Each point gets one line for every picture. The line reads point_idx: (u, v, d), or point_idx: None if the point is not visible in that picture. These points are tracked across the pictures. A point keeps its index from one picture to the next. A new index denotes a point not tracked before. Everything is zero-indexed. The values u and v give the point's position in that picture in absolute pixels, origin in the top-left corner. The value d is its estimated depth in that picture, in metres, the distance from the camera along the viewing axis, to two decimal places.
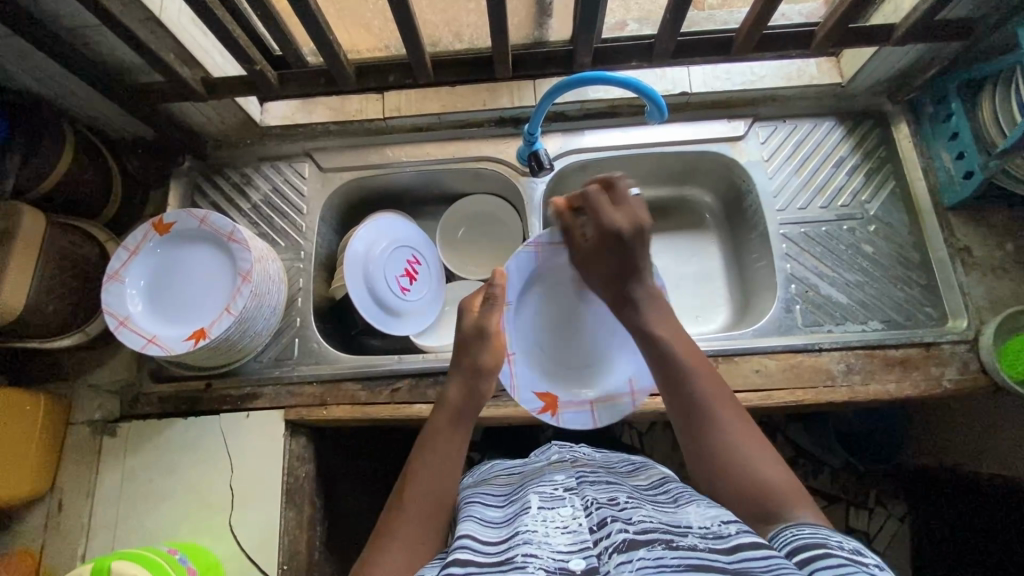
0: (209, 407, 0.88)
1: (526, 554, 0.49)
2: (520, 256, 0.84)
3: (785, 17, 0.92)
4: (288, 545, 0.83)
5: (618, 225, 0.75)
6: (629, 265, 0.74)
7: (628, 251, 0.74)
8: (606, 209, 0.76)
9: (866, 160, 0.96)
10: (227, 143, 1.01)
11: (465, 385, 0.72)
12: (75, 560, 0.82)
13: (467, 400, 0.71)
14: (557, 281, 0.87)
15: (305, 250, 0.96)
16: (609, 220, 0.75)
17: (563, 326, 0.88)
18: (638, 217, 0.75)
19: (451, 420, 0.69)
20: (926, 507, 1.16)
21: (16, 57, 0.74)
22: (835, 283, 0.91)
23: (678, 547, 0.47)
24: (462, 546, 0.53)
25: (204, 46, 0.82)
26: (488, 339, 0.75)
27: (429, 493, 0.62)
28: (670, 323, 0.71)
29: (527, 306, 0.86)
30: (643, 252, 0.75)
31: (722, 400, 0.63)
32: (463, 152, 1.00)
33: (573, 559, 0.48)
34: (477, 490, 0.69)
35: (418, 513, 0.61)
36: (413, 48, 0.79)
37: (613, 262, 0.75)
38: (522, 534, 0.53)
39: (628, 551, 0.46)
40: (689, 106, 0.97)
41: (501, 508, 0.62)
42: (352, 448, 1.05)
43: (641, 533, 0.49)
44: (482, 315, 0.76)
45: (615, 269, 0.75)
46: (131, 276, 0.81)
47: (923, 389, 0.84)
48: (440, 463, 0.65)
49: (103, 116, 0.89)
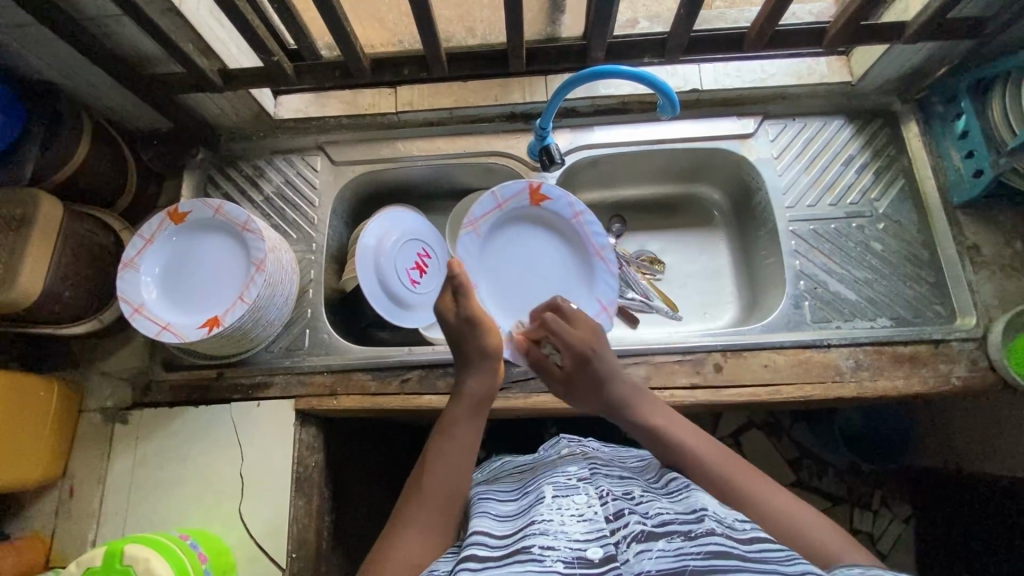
0: (220, 395, 0.88)
1: (543, 546, 0.50)
2: (464, 240, 0.89)
3: (796, 16, 0.92)
4: (298, 533, 0.83)
5: (581, 343, 0.77)
6: (601, 379, 0.75)
7: (595, 367, 0.76)
8: (567, 330, 0.79)
9: (875, 158, 0.96)
10: (240, 136, 1.01)
11: (485, 377, 0.73)
12: (86, 545, 0.83)
13: (484, 391, 0.72)
14: (498, 242, 0.92)
15: (317, 242, 0.97)
16: (574, 338, 0.78)
17: (519, 279, 0.93)
18: (597, 330, 0.80)
19: (470, 412, 0.69)
20: (930, 509, 1.17)
21: (37, 45, 0.75)
22: (844, 279, 0.91)
23: (696, 535, 0.48)
24: (477, 541, 0.53)
25: (222, 38, 0.83)
26: (480, 327, 0.75)
27: (448, 479, 0.63)
28: (661, 410, 0.72)
29: (485, 276, 0.91)
30: (609, 361, 0.77)
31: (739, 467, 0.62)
32: (474, 146, 1.00)
33: (590, 548, 0.49)
34: (489, 486, 0.69)
35: (435, 500, 0.61)
36: (428, 41, 0.80)
37: (587, 383, 0.76)
38: (537, 524, 0.53)
39: (647, 541, 0.48)
40: (699, 103, 0.98)
41: (515, 501, 0.62)
42: (361, 441, 1.05)
43: (659, 525, 0.51)
44: (463, 307, 0.75)
45: (593, 389, 0.76)
46: (147, 264, 0.82)
47: (931, 385, 0.84)
48: (460, 453, 0.65)
49: (119, 107, 0.90)
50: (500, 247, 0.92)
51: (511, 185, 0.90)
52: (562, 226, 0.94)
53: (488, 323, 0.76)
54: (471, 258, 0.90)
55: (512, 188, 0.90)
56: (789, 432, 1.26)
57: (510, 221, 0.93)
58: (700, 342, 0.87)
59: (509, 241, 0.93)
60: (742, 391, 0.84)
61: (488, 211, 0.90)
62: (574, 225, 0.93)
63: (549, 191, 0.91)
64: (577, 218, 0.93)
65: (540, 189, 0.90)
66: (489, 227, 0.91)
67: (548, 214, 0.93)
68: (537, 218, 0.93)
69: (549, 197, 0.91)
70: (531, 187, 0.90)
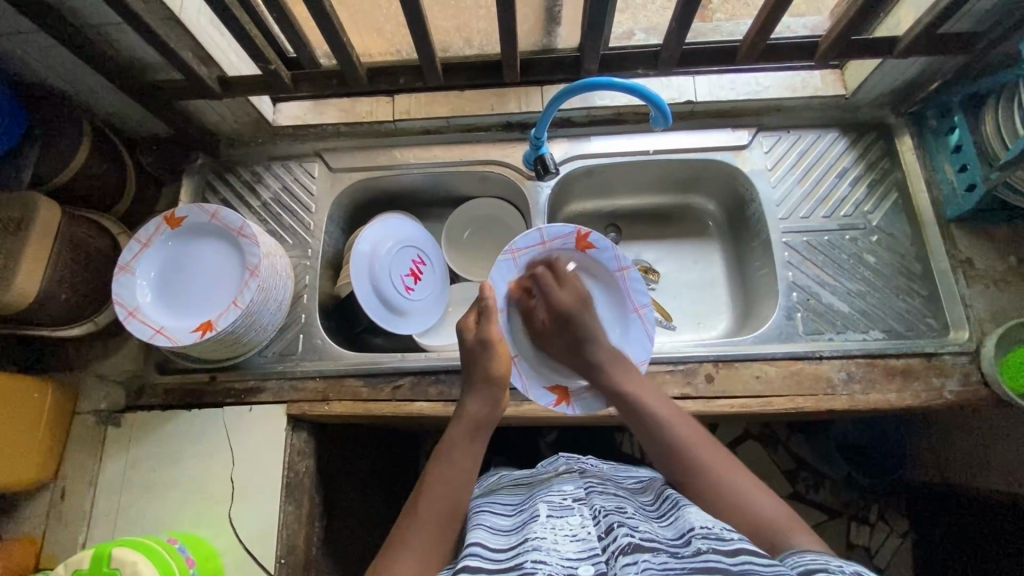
0: (212, 399, 0.89)
1: (535, 560, 0.50)
2: (500, 266, 0.86)
3: (790, 29, 0.93)
4: (286, 539, 0.83)
5: (566, 305, 0.82)
6: (583, 338, 0.80)
7: (576, 326, 0.81)
8: (554, 292, 0.83)
9: (869, 171, 0.97)
10: (240, 141, 1.02)
11: (487, 401, 0.73)
12: (75, 547, 0.83)
13: (484, 415, 0.72)
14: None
15: (313, 248, 0.97)
16: (557, 299, 0.83)
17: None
18: (582, 294, 0.84)
19: (466, 436, 0.70)
20: (928, 524, 1.15)
21: (40, 51, 0.77)
22: (836, 291, 0.91)
23: (683, 554, 0.49)
24: (473, 552, 0.54)
25: (221, 45, 0.85)
26: (492, 350, 0.76)
27: (444, 497, 0.63)
28: (634, 378, 0.76)
29: (514, 309, 0.87)
30: (588, 320, 0.81)
31: (707, 445, 0.65)
32: (471, 155, 1.01)
33: (581, 566, 0.49)
34: (488, 499, 0.69)
35: (431, 523, 0.61)
36: (424, 51, 0.81)
37: (569, 343, 0.82)
38: (531, 541, 0.54)
39: (634, 554, 0.49)
40: (693, 114, 0.99)
41: (512, 517, 0.62)
42: (354, 447, 1.05)
43: (646, 540, 0.51)
44: (480, 328, 0.78)
45: (572, 348, 0.81)
46: (142, 268, 0.83)
47: (923, 399, 0.84)
48: (452, 479, 0.65)
49: (119, 111, 0.91)
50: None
51: (558, 226, 0.87)
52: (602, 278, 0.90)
53: (500, 347, 0.77)
54: (503, 289, 0.87)
55: (561, 230, 0.87)
56: (786, 444, 1.25)
57: None
58: (692, 353, 0.87)
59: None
60: (733, 402, 0.84)
61: (531, 246, 0.87)
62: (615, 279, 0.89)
63: (597, 240, 0.88)
64: (621, 273, 0.89)
65: (588, 237, 0.87)
66: (528, 261, 0.88)
67: (593, 262, 0.89)
68: (579, 265, 0.90)
69: (596, 246, 0.88)
70: (580, 233, 0.87)
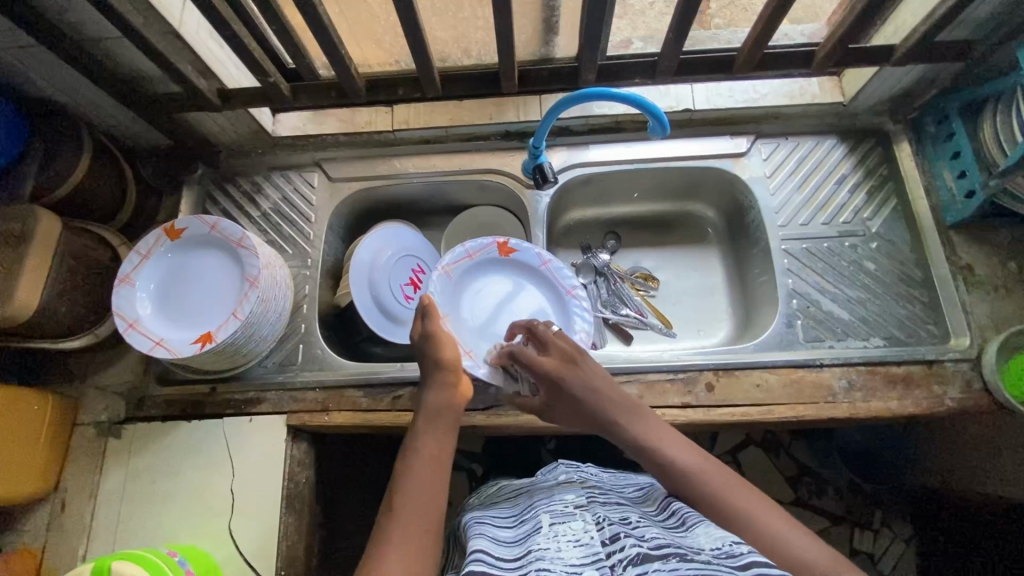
0: (213, 410, 0.89)
1: (539, 568, 0.50)
2: (434, 281, 0.90)
3: (788, 36, 0.91)
4: (287, 550, 0.83)
5: (552, 372, 0.73)
6: (580, 402, 0.71)
7: (568, 391, 0.72)
8: (535, 358, 0.75)
9: (868, 178, 0.97)
10: (240, 152, 1.03)
11: (445, 386, 0.72)
12: (75, 560, 0.83)
13: (444, 400, 0.71)
14: (469, 289, 0.93)
15: (312, 258, 0.97)
16: (541, 368, 0.74)
17: (491, 321, 0.92)
18: (567, 349, 0.75)
19: (429, 422, 0.69)
20: (934, 531, 1.14)
21: (40, 65, 0.77)
22: (837, 298, 0.91)
23: (691, 560, 0.49)
24: (475, 561, 0.54)
25: (220, 58, 0.85)
26: (436, 339, 0.76)
27: (421, 491, 0.61)
28: (653, 426, 0.68)
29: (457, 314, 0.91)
30: (581, 380, 0.72)
31: (767, 509, 0.58)
32: (470, 164, 1.01)
33: (586, 571, 0.49)
34: (487, 511, 0.68)
35: (409, 511, 0.59)
36: (422, 63, 0.81)
37: (565, 409, 0.74)
38: (535, 550, 0.53)
39: (643, 564, 0.48)
40: (691, 122, 0.99)
41: (512, 528, 0.62)
42: (352, 458, 1.05)
43: (655, 548, 0.51)
44: (424, 323, 0.77)
45: (573, 412, 0.73)
46: (141, 280, 0.83)
47: (925, 407, 0.83)
48: (426, 469, 0.63)
49: (118, 123, 0.92)
50: (472, 295, 0.93)
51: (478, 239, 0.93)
52: (531, 278, 0.95)
53: (445, 338, 0.76)
54: (442, 299, 0.90)
55: (480, 241, 0.93)
56: (788, 450, 1.24)
57: (480, 272, 0.94)
58: (691, 361, 0.86)
59: (481, 289, 0.94)
60: (734, 411, 0.84)
61: (459, 259, 0.92)
62: (542, 276, 0.95)
63: (516, 244, 0.94)
64: (546, 266, 0.94)
65: (507, 243, 0.93)
66: (460, 274, 0.93)
67: (518, 265, 0.95)
68: (507, 269, 0.95)
69: (518, 250, 0.94)
70: (499, 242, 0.93)
